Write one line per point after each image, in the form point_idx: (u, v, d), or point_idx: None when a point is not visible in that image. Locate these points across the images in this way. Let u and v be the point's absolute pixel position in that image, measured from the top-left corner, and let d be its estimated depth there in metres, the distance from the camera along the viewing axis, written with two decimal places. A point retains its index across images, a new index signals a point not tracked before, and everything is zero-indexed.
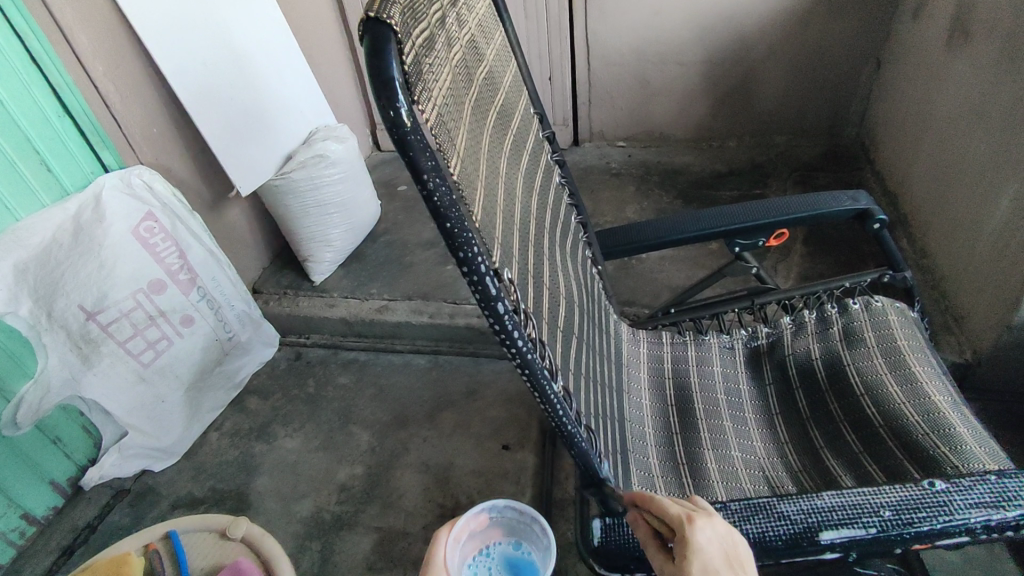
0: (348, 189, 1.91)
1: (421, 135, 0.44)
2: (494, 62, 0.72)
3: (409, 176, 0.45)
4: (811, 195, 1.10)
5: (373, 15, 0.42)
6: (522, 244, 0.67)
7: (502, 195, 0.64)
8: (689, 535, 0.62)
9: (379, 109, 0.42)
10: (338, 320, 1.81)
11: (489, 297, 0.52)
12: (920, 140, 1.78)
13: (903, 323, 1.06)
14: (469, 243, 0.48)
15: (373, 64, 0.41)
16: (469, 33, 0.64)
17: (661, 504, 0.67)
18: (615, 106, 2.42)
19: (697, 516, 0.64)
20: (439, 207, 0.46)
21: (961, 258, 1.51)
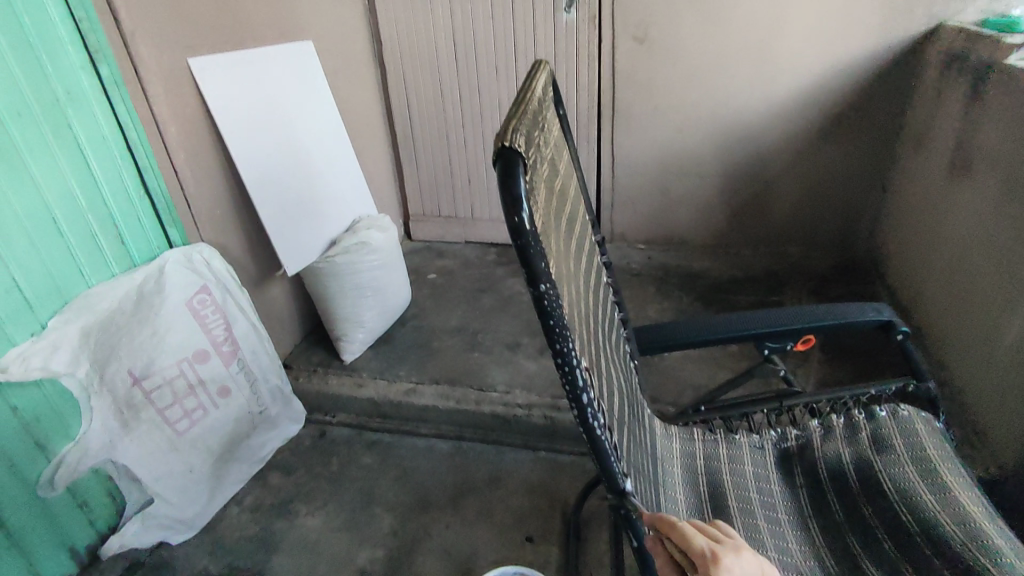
0: (385, 274, 2.00)
1: (537, 244, 0.53)
2: (564, 177, 0.83)
3: (524, 278, 0.55)
4: (835, 306, 1.18)
5: (507, 146, 0.51)
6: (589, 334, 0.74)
7: (575, 289, 0.72)
8: (718, 573, 0.65)
9: (505, 215, 0.52)
10: (366, 401, 1.85)
11: (577, 388, 0.62)
12: (930, 259, 1.89)
13: (931, 432, 1.10)
14: (564, 337, 0.58)
15: (504, 183, 0.51)
16: (551, 152, 0.75)
17: (688, 535, 0.69)
18: (636, 211, 2.58)
19: (722, 555, 0.66)
20: (546, 306, 0.56)
21: (979, 372, 1.56)
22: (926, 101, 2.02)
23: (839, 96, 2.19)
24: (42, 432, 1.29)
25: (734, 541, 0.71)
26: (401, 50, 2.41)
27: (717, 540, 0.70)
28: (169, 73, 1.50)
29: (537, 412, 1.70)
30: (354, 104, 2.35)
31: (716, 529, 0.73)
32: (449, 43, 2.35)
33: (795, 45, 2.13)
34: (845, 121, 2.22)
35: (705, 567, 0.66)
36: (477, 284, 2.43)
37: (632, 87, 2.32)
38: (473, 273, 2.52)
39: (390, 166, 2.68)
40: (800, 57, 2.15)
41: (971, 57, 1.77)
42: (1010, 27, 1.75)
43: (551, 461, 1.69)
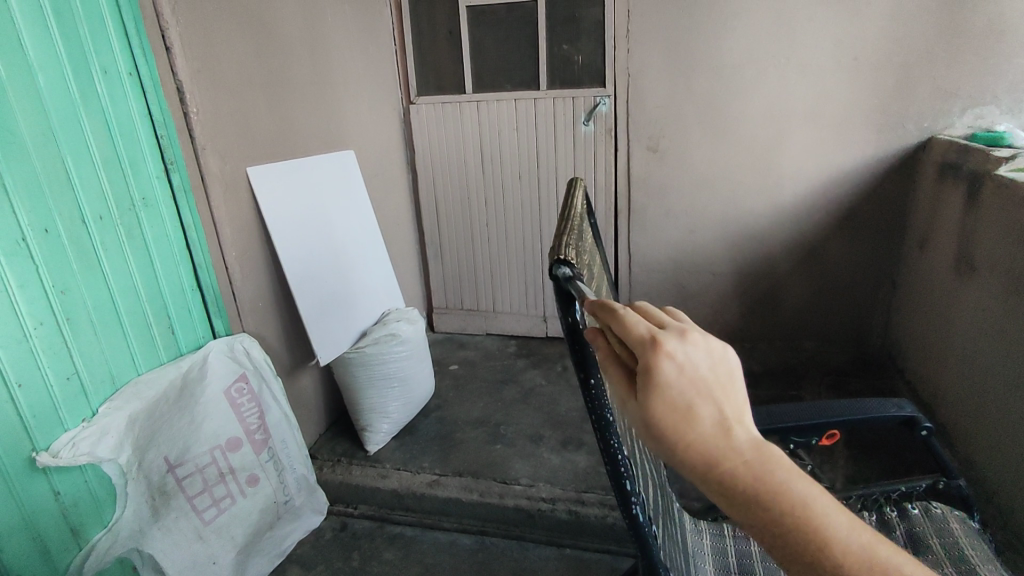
0: (411, 364, 2.06)
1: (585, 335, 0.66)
2: (599, 279, 0.92)
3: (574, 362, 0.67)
4: (856, 401, 1.22)
5: (561, 257, 0.66)
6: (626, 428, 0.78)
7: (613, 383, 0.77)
8: (656, 367, 0.52)
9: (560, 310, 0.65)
10: (389, 493, 1.85)
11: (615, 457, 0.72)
12: (946, 356, 1.92)
13: (966, 531, 1.11)
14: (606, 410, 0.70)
15: (558, 286, 0.65)
16: (591, 257, 0.87)
17: (630, 324, 0.55)
18: (653, 305, 2.66)
19: (665, 340, 0.53)
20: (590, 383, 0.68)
21: (1007, 470, 1.55)
22: (925, 205, 2.15)
23: (842, 200, 2.32)
24: (78, 518, 1.29)
25: (684, 325, 0.57)
26: (432, 157, 2.62)
27: (661, 328, 0.56)
28: (229, 179, 1.65)
29: (562, 506, 1.69)
30: (387, 205, 2.53)
31: (663, 315, 0.59)
32: (476, 151, 2.56)
33: (796, 154, 2.30)
34: (849, 222, 2.35)
35: (644, 357, 0.53)
36: (498, 375, 2.48)
37: (646, 190, 2.48)
38: (494, 364, 2.58)
39: (417, 261, 2.82)
40: (803, 164, 2.31)
41: (964, 167, 1.90)
42: (996, 140, 1.89)
43: (576, 559, 1.66)
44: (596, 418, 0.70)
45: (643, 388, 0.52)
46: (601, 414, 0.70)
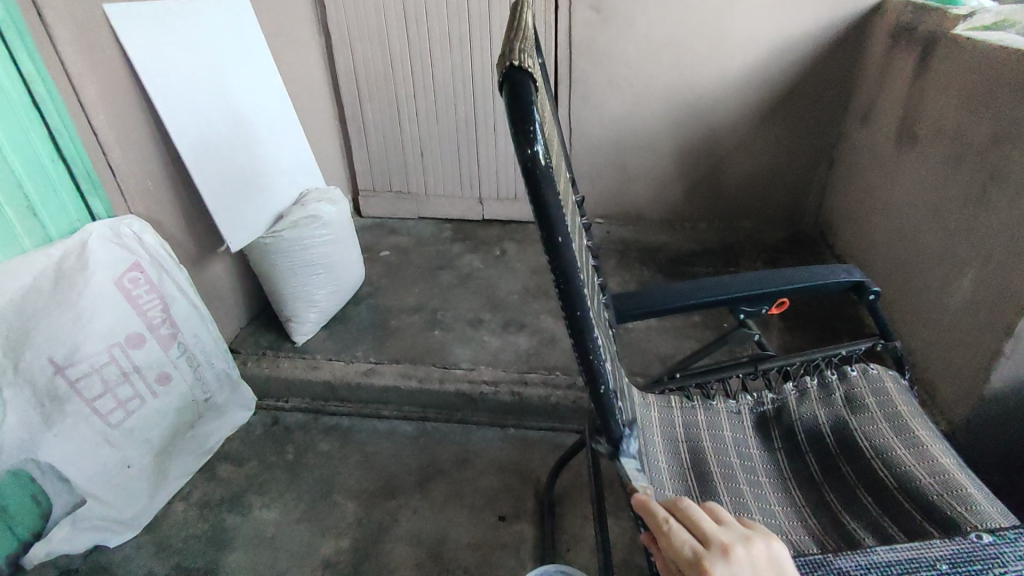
0: (338, 250, 1.89)
1: (548, 168, 0.55)
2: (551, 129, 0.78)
3: (531, 202, 0.56)
4: (808, 268, 1.18)
5: (515, 65, 0.53)
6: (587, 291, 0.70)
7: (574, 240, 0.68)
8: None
9: (516, 148, 0.54)
10: (321, 384, 1.75)
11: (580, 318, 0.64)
12: (878, 228, 1.95)
13: (900, 390, 1.12)
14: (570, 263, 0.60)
15: (513, 101, 0.52)
16: (544, 95, 0.72)
17: (673, 537, 0.66)
18: (594, 184, 2.55)
19: (711, 564, 0.62)
20: (552, 228, 0.58)
21: (929, 333, 1.61)
22: (873, 74, 2.07)
23: (790, 68, 2.21)
24: None
25: (727, 537, 0.64)
26: (345, 13, 2.26)
27: (706, 542, 0.65)
28: (81, 22, 1.32)
29: (504, 388, 1.65)
30: (296, 71, 2.20)
31: (707, 522, 0.67)
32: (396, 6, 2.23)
33: (746, 16, 2.14)
34: (796, 93, 2.25)
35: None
36: (433, 261, 2.34)
37: (588, 56, 2.26)
38: (428, 250, 2.43)
39: (336, 138, 2.53)
40: (753, 28, 2.15)
41: (918, 29, 1.81)
42: None
43: (519, 438, 1.64)
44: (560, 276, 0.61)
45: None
46: (565, 269, 0.60)
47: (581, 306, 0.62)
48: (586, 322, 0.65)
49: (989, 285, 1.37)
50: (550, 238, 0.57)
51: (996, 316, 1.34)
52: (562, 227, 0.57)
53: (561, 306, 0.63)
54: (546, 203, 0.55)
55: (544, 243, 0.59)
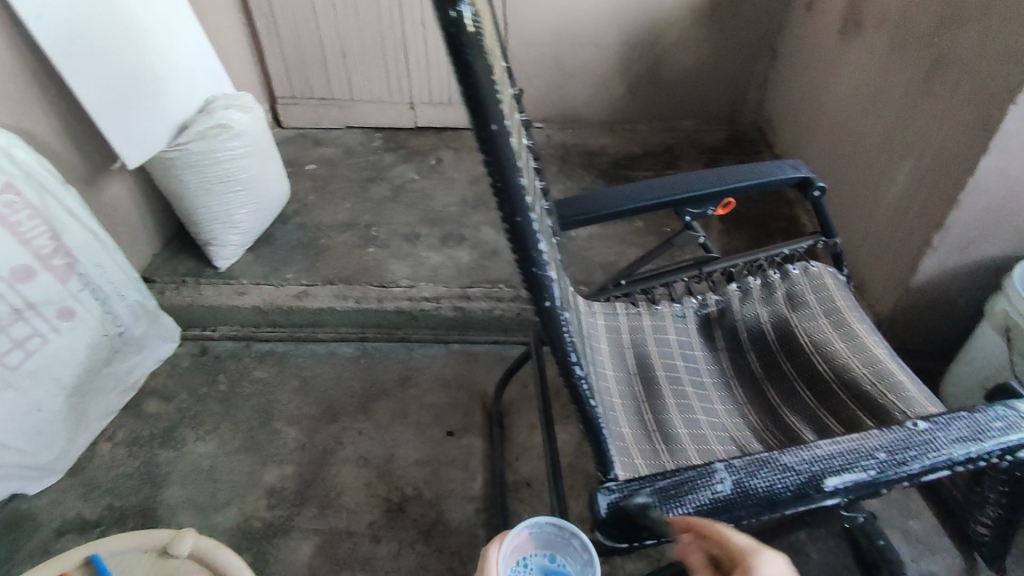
0: (256, 164, 1.71)
1: (478, 35, 0.47)
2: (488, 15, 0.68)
3: (457, 77, 0.48)
4: (756, 166, 1.14)
5: None
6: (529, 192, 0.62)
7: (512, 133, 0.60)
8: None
9: (436, 13, 0.46)
10: (251, 310, 1.64)
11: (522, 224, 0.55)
12: (817, 124, 1.94)
13: (838, 285, 1.13)
14: (509, 154, 0.52)
15: None
16: None
17: (724, 532, 0.59)
18: (532, 86, 2.40)
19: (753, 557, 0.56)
20: (483, 110, 0.49)
21: (861, 228, 1.65)
22: None
23: None
24: None
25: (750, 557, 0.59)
26: None
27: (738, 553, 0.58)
28: None
29: (446, 303, 1.59)
30: None
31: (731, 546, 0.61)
32: None
33: None
34: None
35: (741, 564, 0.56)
36: (364, 173, 2.19)
37: None
38: (357, 161, 2.26)
39: (242, 36, 2.24)
40: None
41: None
42: None
43: (464, 353, 1.61)
44: (497, 172, 0.52)
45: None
46: (501, 163, 0.52)
47: (522, 208, 0.54)
48: (529, 234, 0.56)
49: (923, 180, 1.39)
50: (482, 122, 0.49)
51: (927, 211, 1.37)
52: (494, 107, 0.49)
53: (499, 208, 0.55)
54: (474, 76, 0.47)
55: (475, 132, 0.51)
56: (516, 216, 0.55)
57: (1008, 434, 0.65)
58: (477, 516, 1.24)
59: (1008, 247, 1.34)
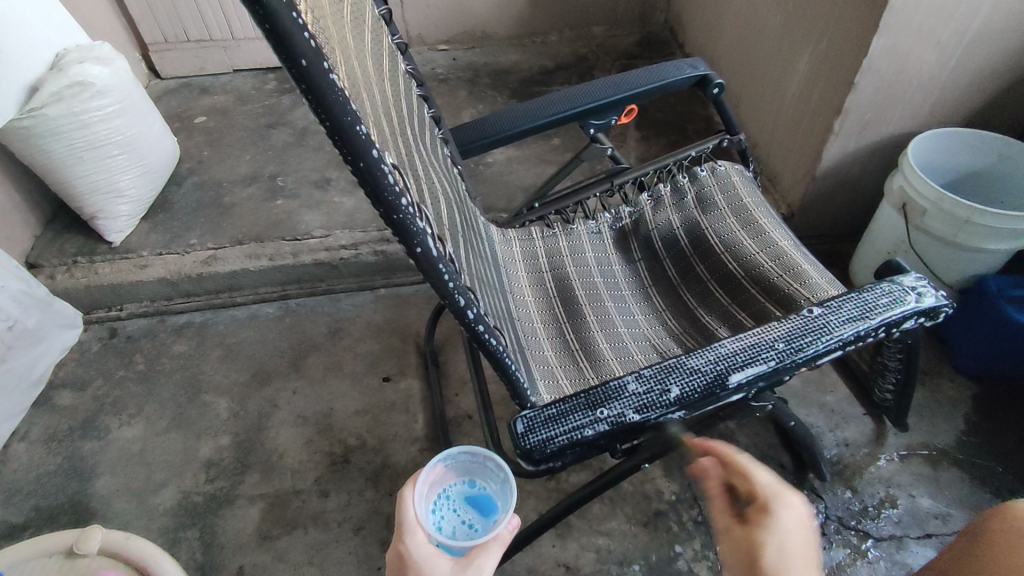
0: (129, 121, 1.55)
1: None
2: None
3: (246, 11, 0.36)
4: (653, 67, 1.10)
5: None
6: (377, 129, 0.50)
7: (343, 59, 0.49)
8: (768, 519, 0.53)
9: None
10: (157, 283, 1.53)
11: (378, 180, 0.45)
12: (723, 17, 1.89)
13: (744, 182, 1.14)
14: (339, 98, 0.40)
15: None
16: None
17: (746, 463, 0.59)
18: (430, 5, 2.23)
19: (776, 506, 0.54)
20: (289, 45, 0.37)
21: (769, 122, 1.66)
22: None
23: None
24: None
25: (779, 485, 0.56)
26: None
27: (754, 488, 0.56)
28: None
29: (366, 249, 1.53)
30: None
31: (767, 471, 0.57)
32: None
33: None
34: None
35: (761, 506, 0.54)
36: (260, 120, 2.02)
37: None
38: (252, 107, 2.08)
39: None
40: None
41: None
42: None
43: (391, 297, 1.57)
44: (331, 124, 0.41)
45: (747, 535, 0.53)
46: (330, 109, 0.40)
47: (370, 158, 0.43)
48: (386, 188, 0.45)
49: (824, 67, 1.39)
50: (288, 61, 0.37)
51: (829, 96, 1.38)
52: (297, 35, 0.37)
53: (345, 163, 0.44)
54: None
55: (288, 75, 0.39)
56: (369, 174, 0.44)
57: (894, 308, 0.67)
58: (423, 456, 1.25)
59: (905, 122, 1.37)
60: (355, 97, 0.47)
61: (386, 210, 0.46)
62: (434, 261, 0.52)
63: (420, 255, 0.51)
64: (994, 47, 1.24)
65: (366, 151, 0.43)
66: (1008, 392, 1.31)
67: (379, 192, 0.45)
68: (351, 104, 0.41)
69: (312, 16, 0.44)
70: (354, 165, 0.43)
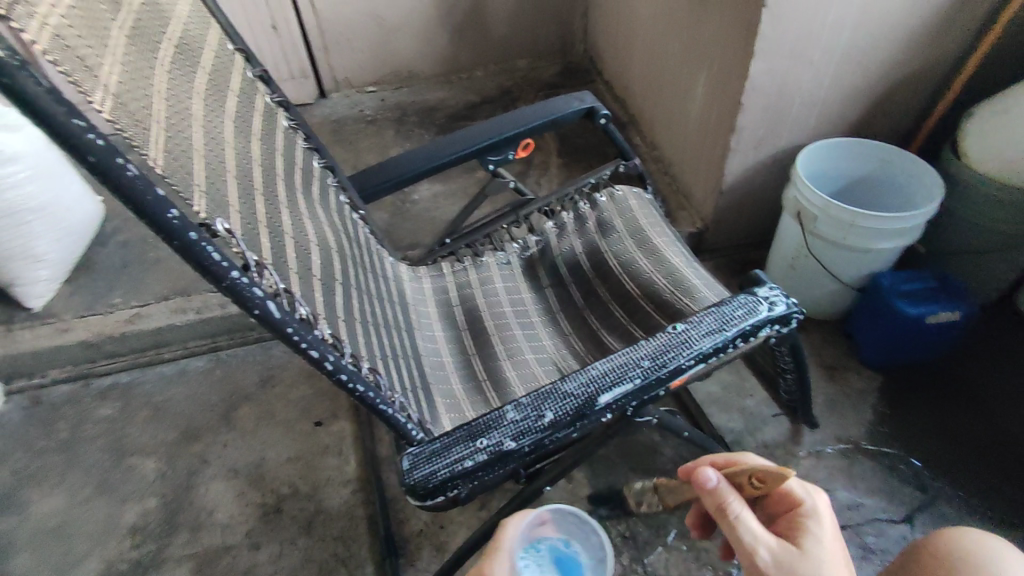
0: (45, 186, 1.50)
1: (31, 67, 0.38)
2: (145, 7, 0.59)
3: (30, 121, 0.39)
4: (543, 103, 1.16)
5: None
6: (213, 199, 0.54)
7: (168, 138, 0.52)
8: (802, 522, 0.60)
9: None
10: (80, 345, 1.50)
11: (199, 254, 0.47)
12: (631, 46, 1.98)
13: (642, 204, 1.19)
14: (142, 187, 0.43)
15: None
16: None
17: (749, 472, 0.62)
18: (354, 50, 2.28)
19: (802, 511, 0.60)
20: (77, 146, 0.40)
21: (679, 141, 1.74)
22: None
23: None
24: None
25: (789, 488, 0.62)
26: None
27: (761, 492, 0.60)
28: None
29: None
30: None
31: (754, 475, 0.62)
32: None
33: None
34: None
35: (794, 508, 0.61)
36: None
37: None
38: None
39: None
40: None
41: None
42: None
43: None
44: (139, 210, 0.43)
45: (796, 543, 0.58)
46: (133, 197, 0.43)
47: (186, 237, 0.46)
48: (211, 261, 0.47)
49: (716, 89, 1.47)
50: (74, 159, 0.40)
51: (722, 117, 1.46)
52: (78, 135, 0.40)
53: (166, 244, 0.46)
54: (34, 110, 0.38)
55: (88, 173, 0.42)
56: (187, 249, 0.46)
57: (748, 318, 0.72)
58: (355, 498, 1.25)
59: (795, 135, 1.46)
60: (180, 176, 0.51)
61: (214, 280, 0.48)
62: (280, 322, 0.54)
63: (260, 316, 0.52)
64: (863, 62, 1.34)
65: (182, 231, 0.45)
66: (913, 379, 1.38)
67: (204, 265, 0.47)
68: (158, 190, 0.44)
69: (124, 111, 0.48)
70: (171, 243, 0.45)
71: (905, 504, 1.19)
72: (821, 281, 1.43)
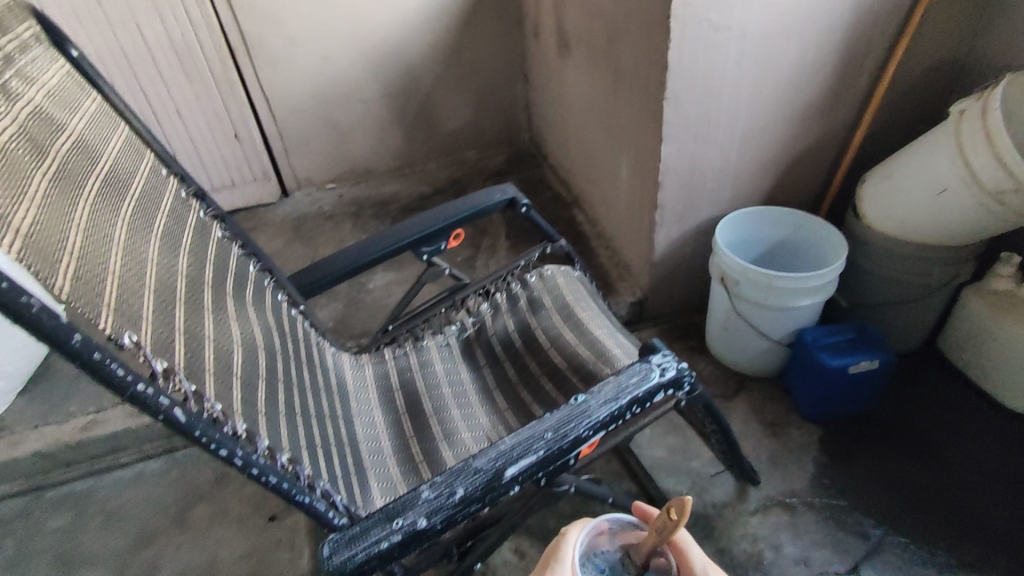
0: None
1: None
2: (71, 151, 0.68)
3: None
4: (469, 196, 1.27)
5: None
6: (124, 315, 0.60)
7: (80, 265, 0.58)
8: None
9: None
10: (33, 458, 1.49)
11: (105, 370, 0.53)
12: (567, 134, 2.15)
13: (568, 281, 1.27)
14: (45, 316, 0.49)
15: None
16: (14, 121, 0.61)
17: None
18: (312, 151, 2.43)
19: None
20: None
21: (614, 218, 1.86)
22: None
23: None
24: None
25: None
26: None
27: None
28: None
29: None
30: None
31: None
32: None
33: None
34: (473, 19, 2.28)
35: None
36: None
37: (255, 15, 2.06)
38: None
39: None
40: None
41: None
42: None
43: None
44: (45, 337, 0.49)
45: None
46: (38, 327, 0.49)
47: (92, 354, 0.52)
48: (113, 375, 0.53)
49: (637, 170, 1.60)
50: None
51: (645, 195, 1.59)
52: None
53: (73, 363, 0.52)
54: None
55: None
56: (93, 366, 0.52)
57: (640, 385, 0.79)
58: None
59: (713, 207, 1.58)
60: (88, 299, 0.57)
61: (120, 391, 0.54)
62: (186, 423, 0.59)
63: (166, 421, 0.57)
64: (762, 140, 1.48)
65: (86, 351, 0.51)
66: (850, 430, 1.43)
67: (107, 379, 0.53)
68: (62, 318, 0.50)
69: (34, 247, 0.54)
70: (78, 362, 0.51)
71: (850, 555, 1.21)
72: (752, 341, 1.51)
